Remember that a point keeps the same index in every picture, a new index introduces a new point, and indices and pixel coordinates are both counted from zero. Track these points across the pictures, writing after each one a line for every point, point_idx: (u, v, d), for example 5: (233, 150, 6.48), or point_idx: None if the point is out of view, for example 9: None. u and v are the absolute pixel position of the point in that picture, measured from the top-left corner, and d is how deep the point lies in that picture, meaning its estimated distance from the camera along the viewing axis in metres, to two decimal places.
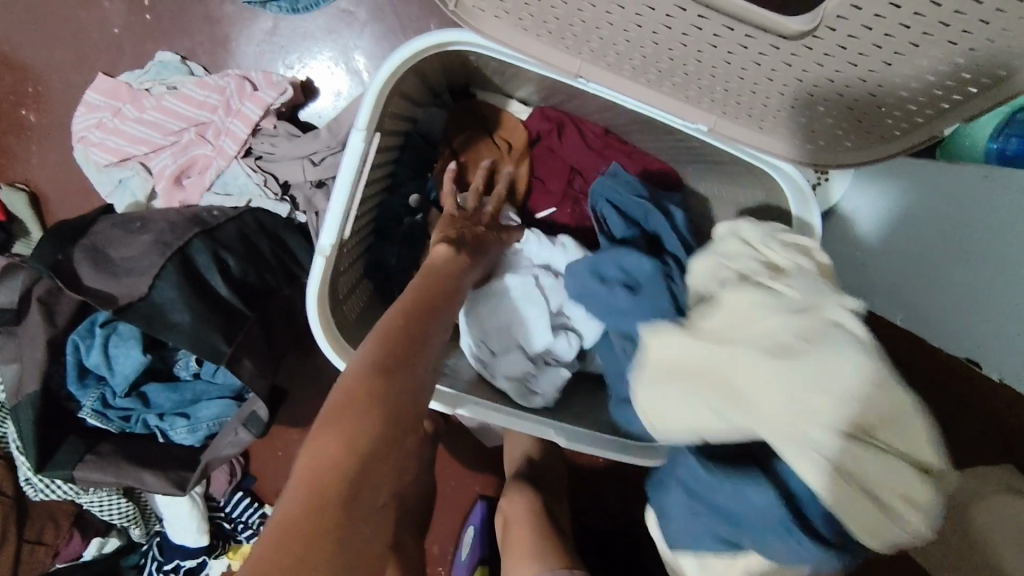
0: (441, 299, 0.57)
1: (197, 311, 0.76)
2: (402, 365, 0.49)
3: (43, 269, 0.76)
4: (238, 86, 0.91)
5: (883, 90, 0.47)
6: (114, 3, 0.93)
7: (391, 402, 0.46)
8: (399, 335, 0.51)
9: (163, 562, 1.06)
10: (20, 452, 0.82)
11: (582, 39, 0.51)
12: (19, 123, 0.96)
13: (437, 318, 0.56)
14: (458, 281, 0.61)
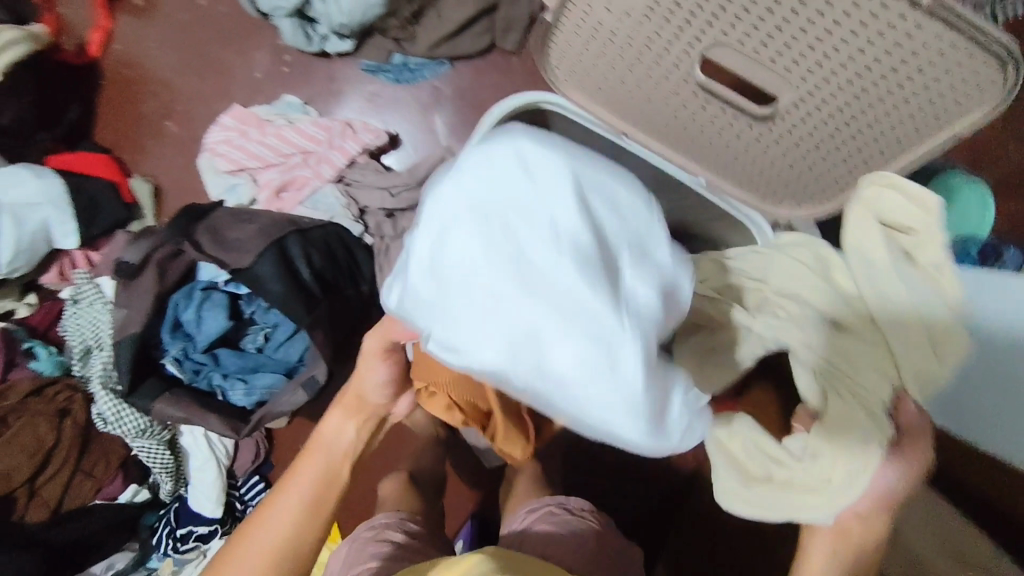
0: (319, 454, 0.66)
1: (286, 285, 0.94)
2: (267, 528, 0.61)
3: (176, 236, 0.96)
4: (343, 129, 1.15)
5: (816, 164, 0.71)
6: (260, 54, 1.19)
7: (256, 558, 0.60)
8: (265, 537, 0.60)
9: (175, 527, 1.15)
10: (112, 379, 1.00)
11: (629, 105, 0.76)
12: (160, 131, 1.19)
13: (310, 479, 0.64)
14: (336, 445, 0.67)
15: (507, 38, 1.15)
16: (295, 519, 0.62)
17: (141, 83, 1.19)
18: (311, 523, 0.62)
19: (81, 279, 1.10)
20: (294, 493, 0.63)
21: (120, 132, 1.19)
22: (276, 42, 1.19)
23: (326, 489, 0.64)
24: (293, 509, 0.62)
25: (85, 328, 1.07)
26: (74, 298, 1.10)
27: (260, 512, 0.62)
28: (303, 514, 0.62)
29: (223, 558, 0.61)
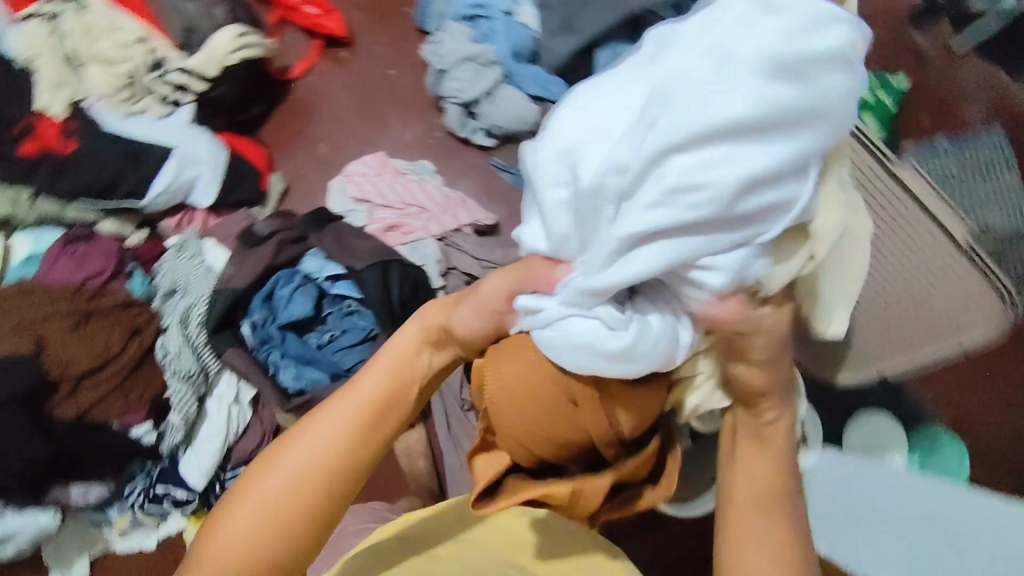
0: (385, 372, 0.65)
1: (378, 299, 1.09)
2: (309, 440, 0.62)
3: (310, 226, 1.16)
4: (458, 203, 1.34)
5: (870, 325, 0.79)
6: (416, 125, 1.43)
7: (290, 466, 0.61)
8: (314, 446, 0.62)
9: (154, 484, 1.17)
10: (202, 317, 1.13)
11: None
12: (311, 149, 1.40)
13: (370, 397, 0.64)
14: (408, 370, 0.66)
15: None
16: (348, 431, 0.63)
17: (314, 110, 1.42)
18: (361, 435, 0.63)
19: (191, 235, 1.22)
20: (352, 401, 0.64)
21: (280, 137, 1.40)
22: (433, 120, 1.43)
23: (387, 407, 0.65)
24: (348, 420, 0.63)
25: (178, 274, 1.18)
26: (177, 248, 1.20)
27: (306, 423, 0.63)
28: (356, 428, 0.63)
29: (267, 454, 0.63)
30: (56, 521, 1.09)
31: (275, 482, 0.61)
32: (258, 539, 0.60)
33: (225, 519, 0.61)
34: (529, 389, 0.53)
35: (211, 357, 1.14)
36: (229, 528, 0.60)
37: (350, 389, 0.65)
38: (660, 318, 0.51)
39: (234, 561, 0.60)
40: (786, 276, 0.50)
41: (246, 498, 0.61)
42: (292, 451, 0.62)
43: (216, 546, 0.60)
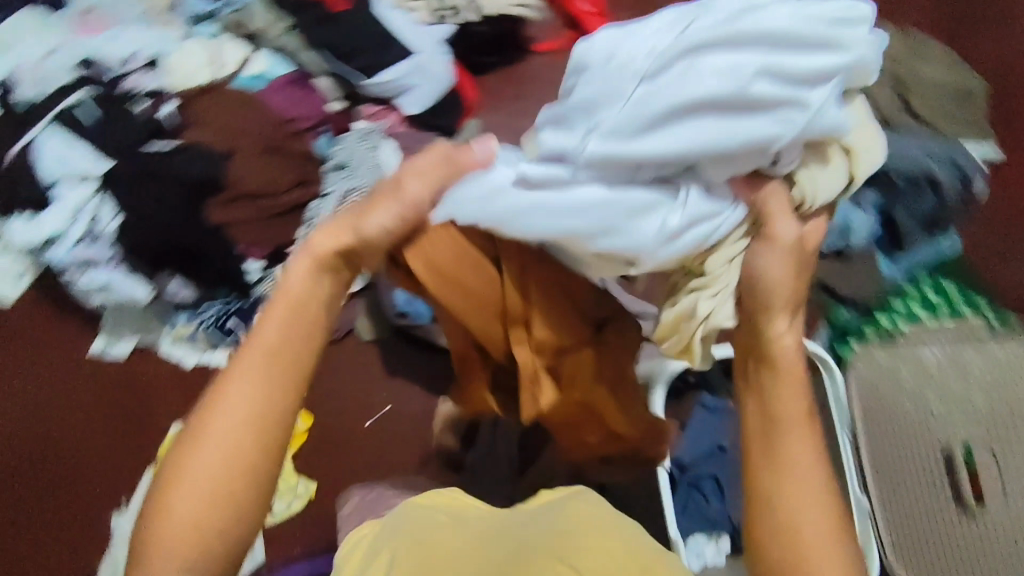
0: (292, 301, 0.62)
1: None
2: (236, 406, 0.59)
3: None
4: None
5: (982, 536, 1.00)
6: None
7: (221, 433, 0.58)
8: (235, 396, 0.59)
9: (232, 315, 1.20)
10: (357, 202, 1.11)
11: (878, 409, 1.06)
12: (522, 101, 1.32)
13: (286, 330, 0.61)
14: (306, 298, 0.62)
15: None
16: (262, 373, 0.60)
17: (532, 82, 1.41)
18: (280, 380, 0.60)
19: (378, 130, 1.20)
20: (259, 353, 0.60)
21: (500, 79, 1.37)
22: None
23: (297, 341, 0.61)
24: (256, 372, 0.60)
25: (353, 156, 1.17)
26: (360, 133, 1.19)
27: (226, 377, 0.60)
28: (258, 381, 0.59)
29: (197, 413, 0.60)
30: (145, 296, 1.13)
31: (210, 459, 0.58)
32: (213, 518, 0.58)
33: (170, 511, 0.58)
34: (477, 259, 0.67)
35: None
36: (169, 507, 0.58)
37: (262, 336, 0.61)
38: (654, 194, 0.57)
39: (196, 524, 0.58)
40: (826, 193, 0.60)
41: (184, 482, 0.58)
42: (213, 427, 0.58)
43: (169, 528, 0.57)
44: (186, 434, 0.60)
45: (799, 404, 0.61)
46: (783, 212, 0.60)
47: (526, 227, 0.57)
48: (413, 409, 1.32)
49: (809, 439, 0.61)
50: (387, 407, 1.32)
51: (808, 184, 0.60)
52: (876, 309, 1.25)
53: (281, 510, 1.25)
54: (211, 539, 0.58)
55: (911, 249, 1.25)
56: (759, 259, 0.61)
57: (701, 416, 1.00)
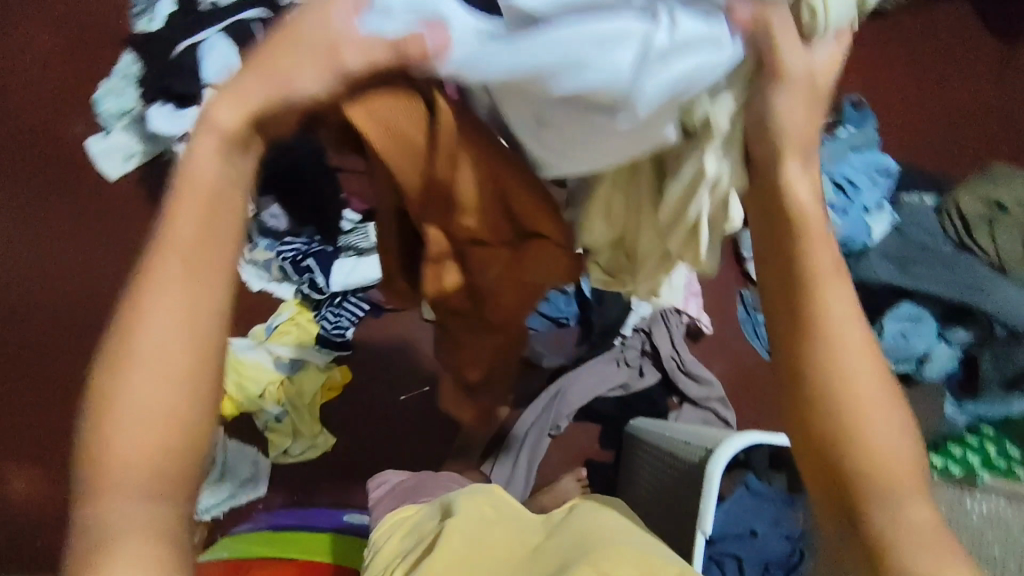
0: (200, 186, 0.45)
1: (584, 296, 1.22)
2: (166, 325, 0.44)
3: None
4: (692, 293, 1.35)
5: None
6: None
7: (154, 359, 0.44)
8: (165, 306, 0.44)
9: (306, 253, 1.26)
10: None
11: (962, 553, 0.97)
12: None
13: (205, 225, 0.45)
14: (219, 189, 0.46)
15: None
16: (186, 269, 0.45)
17: None
18: (215, 279, 0.46)
19: None
20: (174, 253, 0.44)
21: None
22: None
23: (219, 231, 0.46)
24: (190, 267, 0.45)
25: None
26: None
27: (142, 289, 0.44)
28: (191, 277, 0.45)
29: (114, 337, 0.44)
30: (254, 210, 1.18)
31: (154, 383, 0.44)
32: (174, 455, 0.44)
33: (106, 464, 0.43)
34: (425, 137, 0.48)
35: None
36: (113, 448, 0.43)
37: (175, 238, 0.45)
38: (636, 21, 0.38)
39: (153, 466, 0.44)
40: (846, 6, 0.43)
41: (125, 419, 0.43)
42: (149, 343, 0.44)
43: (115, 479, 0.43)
44: (103, 367, 0.44)
45: (843, 299, 0.49)
46: (790, 35, 0.42)
47: (488, 67, 0.40)
48: (448, 398, 1.30)
49: (843, 310, 0.49)
50: (424, 389, 1.30)
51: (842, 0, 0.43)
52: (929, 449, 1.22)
53: (297, 454, 1.25)
54: (169, 479, 0.44)
55: (983, 398, 1.21)
56: (763, 100, 0.45)
57: (741, 495, 1.03)
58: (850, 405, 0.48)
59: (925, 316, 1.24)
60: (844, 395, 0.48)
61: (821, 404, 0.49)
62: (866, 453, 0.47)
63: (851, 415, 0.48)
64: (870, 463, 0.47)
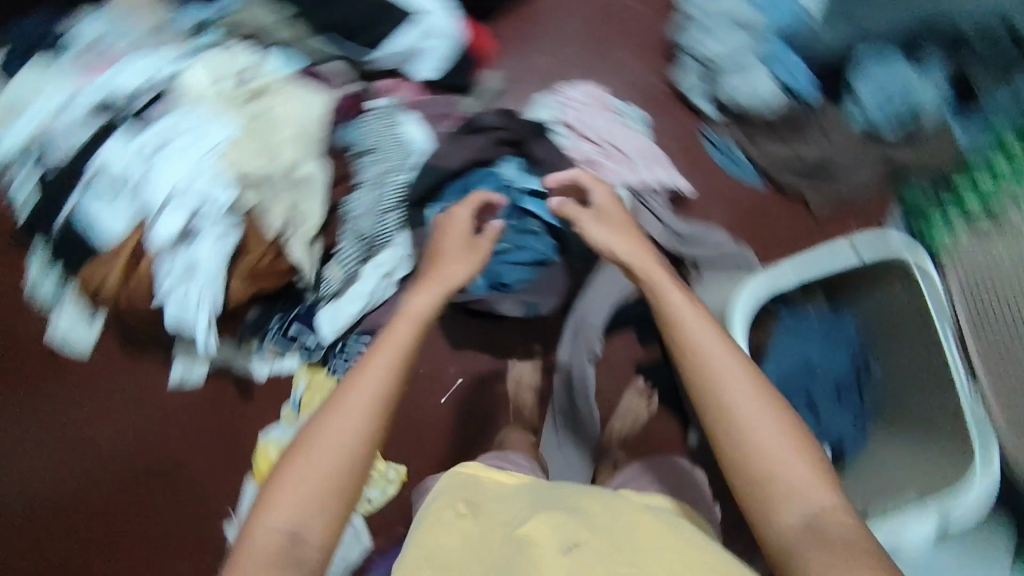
0: (373, 369, 0.74)
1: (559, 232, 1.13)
2: (319, 443, 0.70)
3: (523, 133, 1.15)
4: (656, 163, 1.29)
5: None
6: (641, 69, 1.35)
7: (326, 459, 0.70)
8: (338, 437, 0.71)
9: (291, 325, 1.21)
10: (391, 183, 1.14)
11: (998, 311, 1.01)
12: (532, 55, 1.35)
13: (378, 377, 0.74)
14: (400, 370, 0.75)
15: (819, 200, 1.30)
16: (359, 420, 0.72)
17: (545, 20, 1.36)
18: (376, 412, 0.73)
19: (400, 103, 1.20)
20: (365, 401, 0.72)
21: (507, 34, 1.35)
22: (659, 69, 1.35)
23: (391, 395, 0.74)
24: (366, 405, 0.72)
25: (381, 137, 1.17)
26: (381, 113, 1.19)
27: (324, 421, 0.72)
28: (370, 414, 0.72)
29: (298, 452, 0.71)
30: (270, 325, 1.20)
31: (331, 461, 0.70)
32: (332, 503, 0.69)
33: (261, 519, 0.68)
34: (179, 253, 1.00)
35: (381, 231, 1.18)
36: (280, 500, 0.69)
37: (353, 389, 0.73)
38: (186, 205, 0.97)
39: (319, 496, 0.69)
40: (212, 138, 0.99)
41: (286, 489, 0.69)
42: (321, 448, 0.70)
43: (276, 516, 0.68)
44: (287, 459, 0.72)
45: (764, 418, 0.67)
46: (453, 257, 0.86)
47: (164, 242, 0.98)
48: (483, 379, 1.30)
49: (776, 428, 0.67)
50: (459, 381, 1.30)
51: (227, 142, 0.99)
52: (951, 174, 1.18)
53: (379, 498, 1.25)
54: (312, 517, 0.68)
55: (983, 107, 1.16)
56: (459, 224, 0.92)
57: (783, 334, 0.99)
58: (788, 487, 0.65)
59: (887, 57, 1.17)
60: (762, 468, 0.66)
61: (716, 434, 0.68)
62: (807, 516, 0.63)
63: (774, 494, 0.65)
64: (809, 520, 0.63)
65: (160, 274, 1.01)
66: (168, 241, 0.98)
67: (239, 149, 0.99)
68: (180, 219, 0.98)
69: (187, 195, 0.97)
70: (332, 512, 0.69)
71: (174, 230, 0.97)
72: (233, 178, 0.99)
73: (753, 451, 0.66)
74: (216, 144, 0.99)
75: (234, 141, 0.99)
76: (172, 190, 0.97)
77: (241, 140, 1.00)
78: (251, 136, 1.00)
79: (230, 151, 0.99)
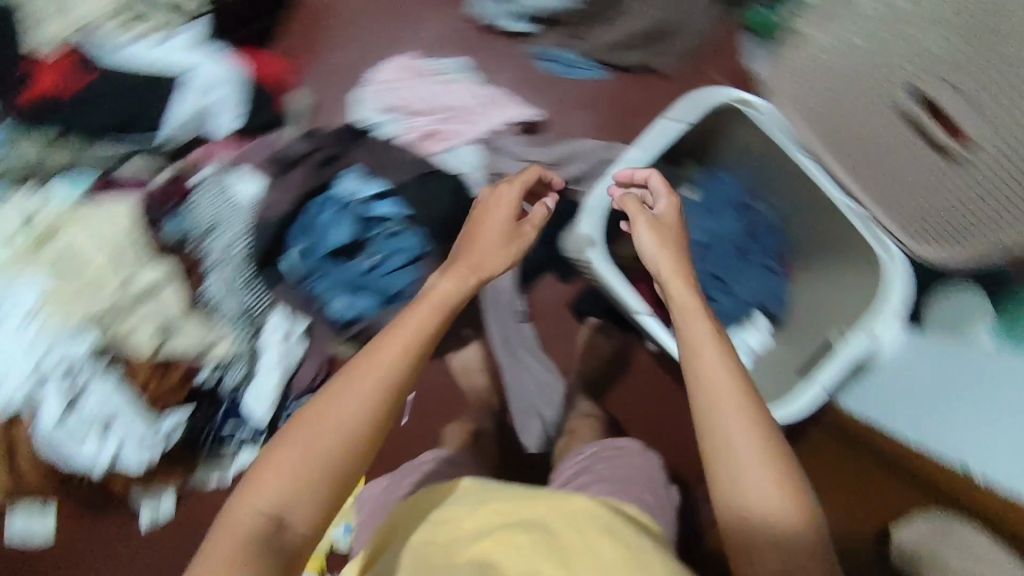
0: (391, 348, 0.63)
1: (418, 216, 1.07)
2: (322, 417, 0.59)
3: (339, 145, 1.07)
4: (496, 104, 1.20)
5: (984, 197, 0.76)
6: (441, 17, 1.26)
7: (324, 435, 0.58)
8: (343, 417, 0.59)
9: (221, 427, 1.11)
10: (237, 251, 1.06)
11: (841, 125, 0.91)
12: (329, 54, 1.25)
13: (393, 361, 0.62)
14: (421, 347, 0.65)
15: (669, 63, 1.21)
16: (366, 399, 0.60)
17: (326, 14, 1.26)
18: (385, 394, 0.61)
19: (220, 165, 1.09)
20: (373, 373, 0.61)
21: (294, 46, 1.25)
22: (458, 8, 1.26)
23: (405, 378, 0.63)
24: (373, 376, 0.61)
25: (209, 208, 1.06)
26: (203, 182, 1.07)
27: (328, 398, 0.60)
28: (380, 387, 0.61)
29: (290, 428, 0.60)
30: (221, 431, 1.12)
31: (334, 435, 0.58)
32: (322, 483, 0.58)
33: (241, 494, 0.57)
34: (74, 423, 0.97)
35: (258, 296, 1.09)
36: (262, 484, 0.57)
37: (368, 362, 0.62)
38: (50, 377, 0.94)
39: (304, 484, 0.57)
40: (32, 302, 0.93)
41: (273, 461, 0.58)
42: (323, 420, 0.59)
43: (263, 497, 0.56)
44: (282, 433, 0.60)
45: (748, 444, 0.57)
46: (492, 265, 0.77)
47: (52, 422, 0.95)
48: (434, 387, 1.27)
49: (751, 439, 0.58)
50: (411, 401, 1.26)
51: (49, 297, 0.94)
52: None
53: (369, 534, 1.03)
54: (295, 501, 0.57)
55: None
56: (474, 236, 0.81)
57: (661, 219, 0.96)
58: (744, 508, 0.57)
59: None
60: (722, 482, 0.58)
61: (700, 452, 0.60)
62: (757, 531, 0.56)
63: (734, 506, 0.57)
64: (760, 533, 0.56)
65: (68, 448, 0.98)
66: (57, 419, 0.95)
67: (66, 299, 0.94)
68: (55, 392, 0.95)
69: (43, 370, 0.93)
70: (320, 491, 0.58)
71: (57, 406, 0.95)
72: (78, 329, 0.94)
73: (711, 451, 0.59)
74: (42, 304, 0.94)
75: (54, 293, 0.94)
76: (26, 370, 0.93)
77: (60, 288, 0.94)
78: (63, 281, 0.94)
79: (57, 305, 0.94)
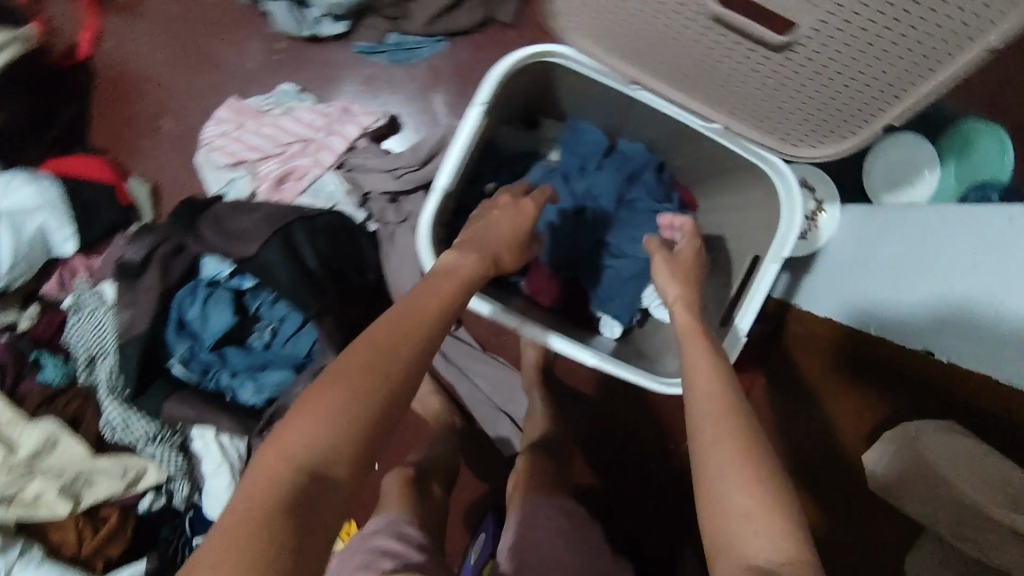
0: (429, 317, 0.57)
1: (291, 271, 0.92)
2: (377, 364, 0.51)
3: (180, 229, 0.94)
4: (341, 118, 1.08)
5: (869, 69, 0.55)
6: (253, 45, 1.14)
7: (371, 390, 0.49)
8: (394, 372, 0.51)
9: (191, 538, 1.04)
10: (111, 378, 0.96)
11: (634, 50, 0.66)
12: (153, 130, 1.14)
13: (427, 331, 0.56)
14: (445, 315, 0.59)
15: (504, 9, 1.09)
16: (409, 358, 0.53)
17: (132, 87, 1.15)
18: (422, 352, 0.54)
19: (83, 286, 1.03)
20: (413, 333, 0.54)
21: (115, 135, 1.14)
22: (266, 31, 1.15)
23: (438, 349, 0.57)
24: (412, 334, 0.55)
25: (83, 339, 1.00)
26: (75, 307, 1.02)
27: (377, 342, 0.52)
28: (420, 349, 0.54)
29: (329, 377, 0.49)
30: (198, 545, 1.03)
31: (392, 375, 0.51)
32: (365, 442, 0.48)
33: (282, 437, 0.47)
34: None
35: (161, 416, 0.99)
36: (304, 430, 0.46)
37: (411, 323, 0.55)
38: None
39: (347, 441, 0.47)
40: None
41: (319, 400, 0.48)
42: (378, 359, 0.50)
43: (309, 439, 0.46)
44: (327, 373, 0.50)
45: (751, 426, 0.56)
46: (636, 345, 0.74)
47: None
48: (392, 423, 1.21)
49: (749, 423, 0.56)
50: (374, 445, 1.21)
51: None
52: None
53: None
54: (338, 450, 0.47)
55: None
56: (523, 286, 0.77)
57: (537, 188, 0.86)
58: (739, 492, 0.51)
59: None
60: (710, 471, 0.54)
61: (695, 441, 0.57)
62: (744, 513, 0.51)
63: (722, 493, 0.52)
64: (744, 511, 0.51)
65: None
66: None
67: None
68: None
69: None
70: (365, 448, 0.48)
71: None
72: None
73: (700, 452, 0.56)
74: None
75: None
76: None
77: None
78: None
79: None
